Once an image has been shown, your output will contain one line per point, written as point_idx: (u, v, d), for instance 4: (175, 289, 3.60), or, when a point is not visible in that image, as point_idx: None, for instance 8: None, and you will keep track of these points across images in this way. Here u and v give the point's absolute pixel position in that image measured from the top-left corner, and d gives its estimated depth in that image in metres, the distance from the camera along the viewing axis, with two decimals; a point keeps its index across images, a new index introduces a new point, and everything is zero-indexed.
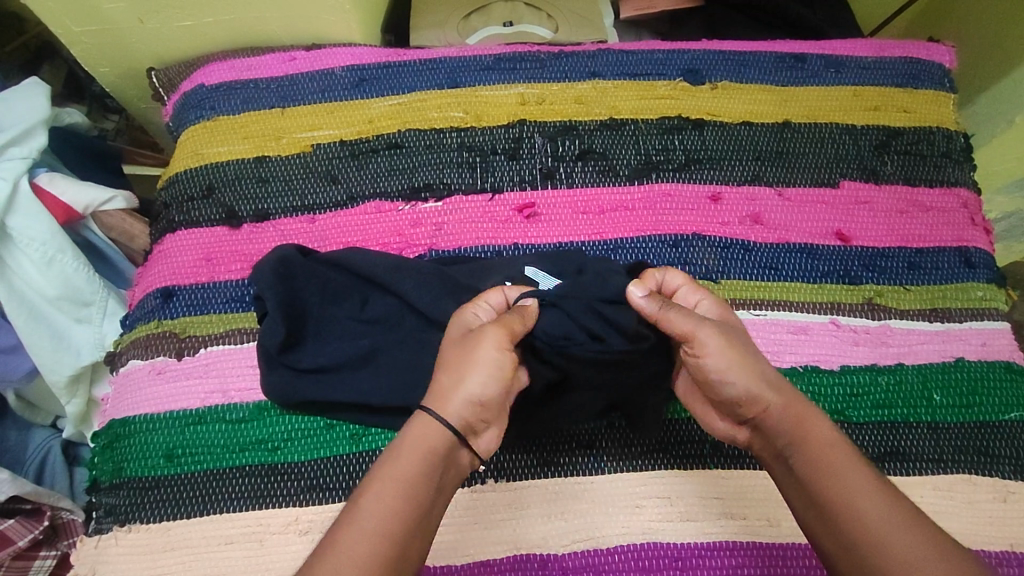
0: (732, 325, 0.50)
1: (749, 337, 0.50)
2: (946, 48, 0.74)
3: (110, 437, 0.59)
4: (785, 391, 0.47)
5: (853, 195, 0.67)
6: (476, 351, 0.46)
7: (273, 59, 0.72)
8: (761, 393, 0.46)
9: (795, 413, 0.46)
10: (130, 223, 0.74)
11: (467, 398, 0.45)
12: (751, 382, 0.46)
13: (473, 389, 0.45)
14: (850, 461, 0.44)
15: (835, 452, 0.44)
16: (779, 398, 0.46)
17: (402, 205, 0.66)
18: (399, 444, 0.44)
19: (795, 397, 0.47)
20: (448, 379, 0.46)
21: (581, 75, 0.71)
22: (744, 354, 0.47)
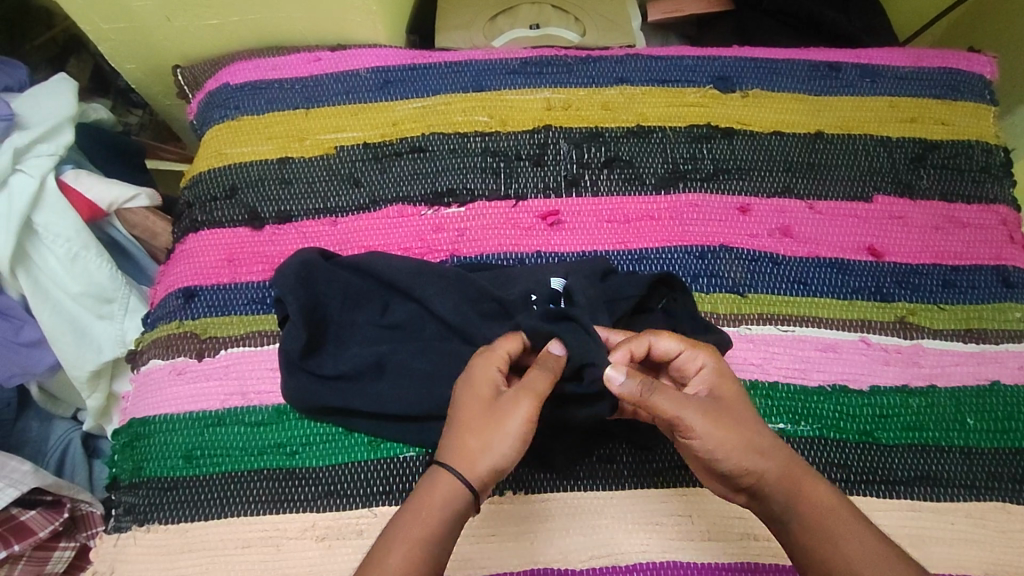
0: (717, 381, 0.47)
1: (734, 394, 0.47)
2: (987, 59, 0.72)
3: (131, 435, 0.59)
4: (775, 456, 0.45)
5: (887, 210, 0.65)
6: (505, 417, 0.44)
7: (298, 59, 0.72)
8: (749, 466, 0.44)
9: (790, 480, 0.44)
10: (152, 221, 0.73)
11: (493, 464, 0.43)
12: (739, 455, 0.44)
13: (500, 455, 0.44)
14: (852, 525, 0.43)
15: (837, 520, 0.43)
16: (772, 466, 0.44)
17: (425, 209, 0.65)
18: (425, 492, 0.43)
19: (783, 460, 0.45)
20: (476, 443, 0.44)
21: (609, 81, 0.70)
22: (732, 425, 0.45)
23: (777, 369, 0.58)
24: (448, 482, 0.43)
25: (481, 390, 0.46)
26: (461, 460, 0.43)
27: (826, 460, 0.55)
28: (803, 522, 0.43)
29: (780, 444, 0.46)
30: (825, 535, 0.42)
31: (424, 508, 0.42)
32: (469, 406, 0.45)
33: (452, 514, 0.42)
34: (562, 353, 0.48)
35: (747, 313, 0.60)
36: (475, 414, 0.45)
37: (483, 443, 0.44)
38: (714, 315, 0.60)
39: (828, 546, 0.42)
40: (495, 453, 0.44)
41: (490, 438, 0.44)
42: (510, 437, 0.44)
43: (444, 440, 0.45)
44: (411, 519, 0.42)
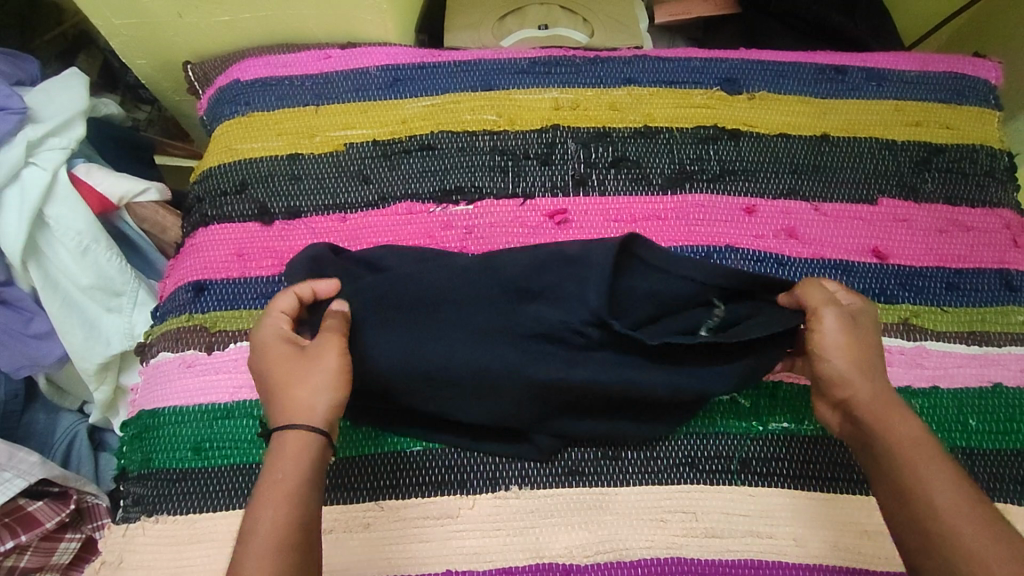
0: (864, 322, 0.51)
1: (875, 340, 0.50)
2: (992, 64, 0.73)
3: (139, 427, 0.59)
4: (881, 393, 0.48)
5: (891, 212, 0.65)
6: (318, 361, 0.49)
7: (308, 56, 0.72)
8: (857, 390, 0.48)
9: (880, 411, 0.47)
10: (162, 215, 0.74)
11: (328, 405, 0.48)
12: (855, 381, 0.48)
13: (330, 396, 0.48)
14: (939, 462, 0.44)
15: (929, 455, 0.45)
16: (876, 397, 0.47)
17: (433, 207, 0.66)
18: (276, 457, 0.45)
19: (889, 397, 0.48)
20: (303, 393, 0.47)
21: (616, 82, 0.71)
22: (866, 360, 0.49)
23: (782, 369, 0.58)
24: (293, 440, 0.46)
25: (281, 350, 0.49)
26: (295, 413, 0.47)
27: (829, 458, 0.56)
28: (895, 447, 0.46)
29: (892, 389, 0.49)
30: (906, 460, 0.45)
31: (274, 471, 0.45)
32: (278, 370, 0.49)
33: (303, 468, 0.45)
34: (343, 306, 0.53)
35: None
36: (291, 372, 0.48)
37: (309, 391, 0.48)
38: None
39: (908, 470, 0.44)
40: (317, 401, 0.47)
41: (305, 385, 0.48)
42: (329, 372, 0.48)
43: (271, 409, 0.48)
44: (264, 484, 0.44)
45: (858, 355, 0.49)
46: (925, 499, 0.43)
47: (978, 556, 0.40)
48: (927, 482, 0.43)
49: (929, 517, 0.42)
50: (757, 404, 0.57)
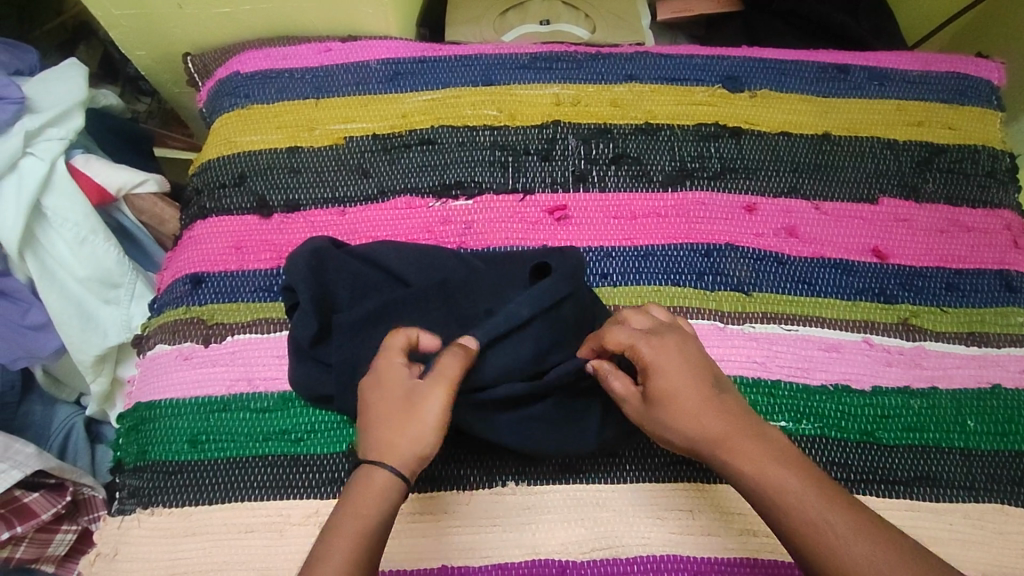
0: (665, 365, 0.47)
1: (688, 369, 0.47)
2: (995, 64, 0.72)
3: (136, 419, 0.59)
4: (719, 425, 0.45)
5: (892, 212, 0.65)
6: (421, 408, 0.45)
7: (309, 49, 0.72)
8: (691, 435, 0.46)
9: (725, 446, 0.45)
10: (160, 208, 0.73)
11: (418, 452, 0.44)
12: (678, 430, 0.46)
13: (424, 444, 0.44)
14: (792, 475, 0.43)
15: (779, 471, 0.44)
16: (718, 433, 0.45)
17: (433, 201, 0.65)
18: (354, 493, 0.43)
19: (734, 424, 0.46)
20: (399, 435, 0.44)
21: (617, 78, 0.70)
22: (672, 410, 0.46)
23: (780, 368, 0.58)
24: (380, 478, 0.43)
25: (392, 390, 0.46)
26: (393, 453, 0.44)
27: (827, 458, 0.56)
28: (748, 482, 0.44)
29: (731, 410, 0.47)
30: (767, 490, 0.43)
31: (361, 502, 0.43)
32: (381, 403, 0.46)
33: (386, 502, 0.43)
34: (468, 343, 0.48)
35: (751, 312, 0.61)
36: (393, 413, 0.45)
37: (406, 435, 0.45)
38: (719, 313, 0.61)
39: (770, 500, 0.43)
40: (423, 440, 0.44)
41: (410, 431, 0.44)
42: (427, 423, 0.44)
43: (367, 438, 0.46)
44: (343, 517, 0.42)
45: (674, 404, 0.46)
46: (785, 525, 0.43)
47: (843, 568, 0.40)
48: (789, 499, 0.42)
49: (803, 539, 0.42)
50: (755, 402, 0.57)
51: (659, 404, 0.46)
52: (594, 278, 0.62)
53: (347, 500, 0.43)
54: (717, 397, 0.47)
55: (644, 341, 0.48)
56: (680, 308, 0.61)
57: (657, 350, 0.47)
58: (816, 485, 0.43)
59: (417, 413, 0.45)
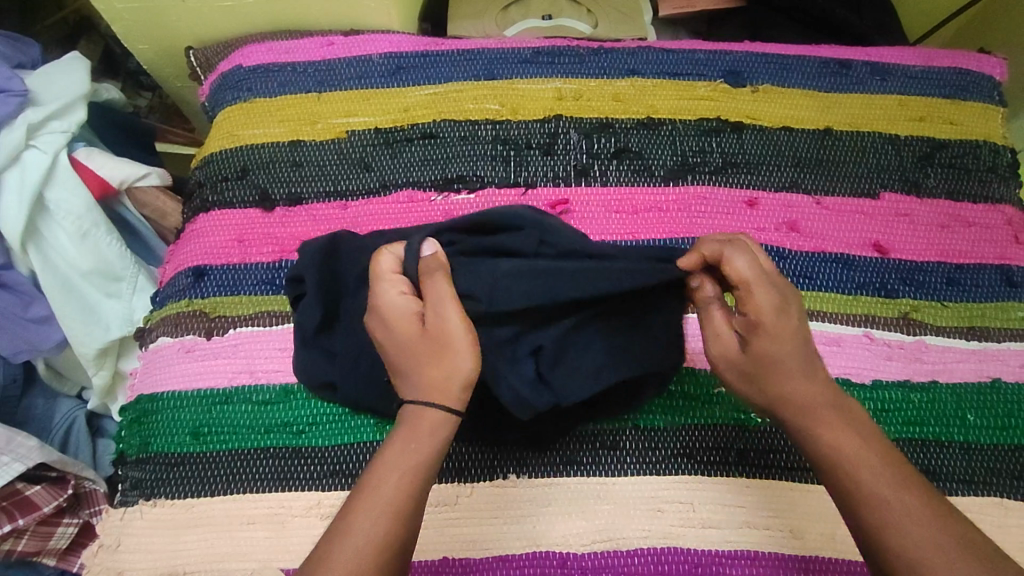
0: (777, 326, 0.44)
1: (795, 329, 0.44)
2: (996, 60, 0.72)
3: (138, 412, 0.59)
4: (804, 392, 0.44)
5: (893, 207, 0.65)
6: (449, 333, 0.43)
7: (311, 43, 0.72)
8: (773, 395, 0.44)
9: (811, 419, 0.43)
10: (163, 201, 0.74)
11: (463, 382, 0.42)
12: (761, 387, 0.45)
13: (465, 370, 0.42)
14: (870, 456, 0.42)
15: (853, 445, 0.42)
16: (801, 399, 0.44)
17: (435, 195, 0.65)
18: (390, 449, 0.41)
19: (821, 393, 0.44)
20: (439, 372, 0.42)
21: (620, 73, 0.71)
22: (757, 367, 0.45)
23: None
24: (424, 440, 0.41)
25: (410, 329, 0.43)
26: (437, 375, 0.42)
27: None
28: (815, 449, 0.43)
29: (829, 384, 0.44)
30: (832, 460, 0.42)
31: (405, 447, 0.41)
32: (405, 347, 0.43)
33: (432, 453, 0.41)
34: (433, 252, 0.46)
35: None
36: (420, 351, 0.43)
37: (445, 370, 0.42)
38: None
39: (833, 469, 0.42)
40: (460, 368, 0.42)
41: (449, 358, 0.42)
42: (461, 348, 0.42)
43: (405, 382, 0.43)
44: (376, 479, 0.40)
45: (768, 362, 0.44)
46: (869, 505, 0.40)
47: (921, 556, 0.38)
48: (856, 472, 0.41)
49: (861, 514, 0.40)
50: None
51: (749, 358, 0.45)
52: None
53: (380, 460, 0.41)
54: (816, 365, 0.45)
55: (762, 288, 0.44)
56: None
57: (772, 300, 0.44)
58: (896, 468, 0.41)
59: (446, 339, 0.43)
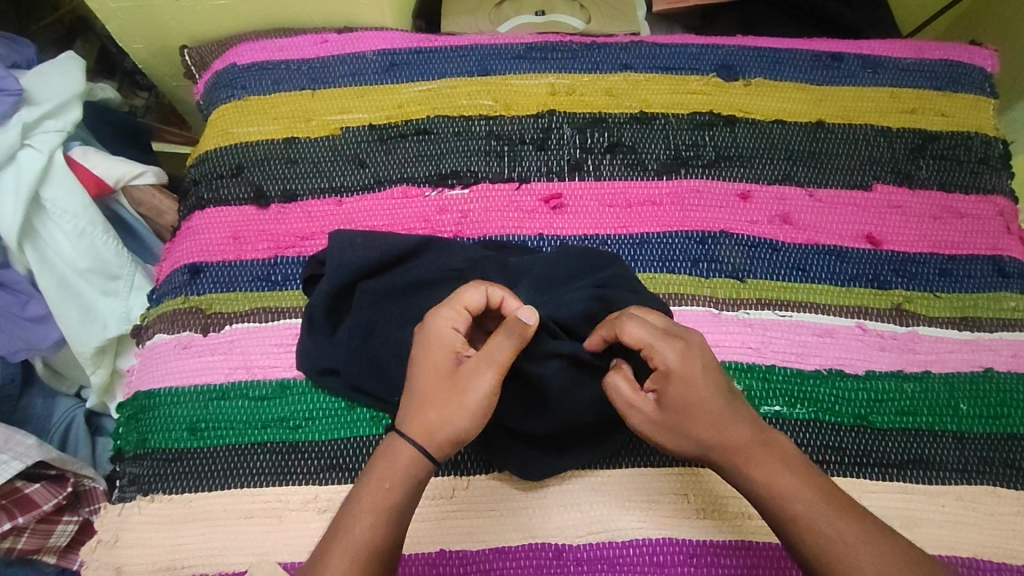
0: (687, 374, 0.46)
1: (709, 378, 0.46)
2: (988, 52, 0.73)
3: (135, 408, 0.59)
4: (732, 434, 0.45)
5: (885, 199, 0.65)
6: (467, 390, 0.47)
7: (305, 41, 0.72)
8: (705, 443, 0.46)
9: (737, 457, 0.45)
10: (158, 199, 0.74)
11: (451, 438, 0.47)
12: (689, 440, 0.46)
13: (458, 429, 0.47)
14: (799, 486, 0.44)
15: (786, 480, 0.45)
16: (726, 443, 0.45)
17: (429, 191, 0.66)
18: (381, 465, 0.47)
19: (746, 435, 0.46)
20: (436, 416, 0.47)
21: (612, 68, 0.71)
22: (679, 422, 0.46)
23: (774, 353, 0.59)
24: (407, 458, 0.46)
25: (441, 362, 0.48)
26: (419, 426, 0.47)
27: (820, 442, 0.56)
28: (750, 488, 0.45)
29: (749, 421, 0.46)
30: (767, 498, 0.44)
31: (378, 482, 0.46)
32: (431, 376, 0.48)
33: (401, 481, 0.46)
34: (530, 322, 0.46)
35: (745, 298, 0.61)
36: (439, 388, 0.47)
37: (444, 416, 0.47)
38: (713, 300, 0.61)
39: (770, 508, 0.44)
40: (456, 422, 0.47)
41: (453, 412, 0.47)
42: (470, 408, 0.47)
43: (405, 405, 0.48)
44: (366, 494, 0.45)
45: (692, 415, 0.45)
46: (808, 536, 0.43)
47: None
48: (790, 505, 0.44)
49: (801, 543, 0.43)
50: (749, 386, 0.58)
51: (669, 410, 0.46)
52: None
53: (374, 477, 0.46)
54: (734, 405, 0.46)
55: (665, 343, 0.46)
56: (675, 294, 0.61)
57: (679, 352, 0.46)
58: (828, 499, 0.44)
59: (464, 392, 0.47)
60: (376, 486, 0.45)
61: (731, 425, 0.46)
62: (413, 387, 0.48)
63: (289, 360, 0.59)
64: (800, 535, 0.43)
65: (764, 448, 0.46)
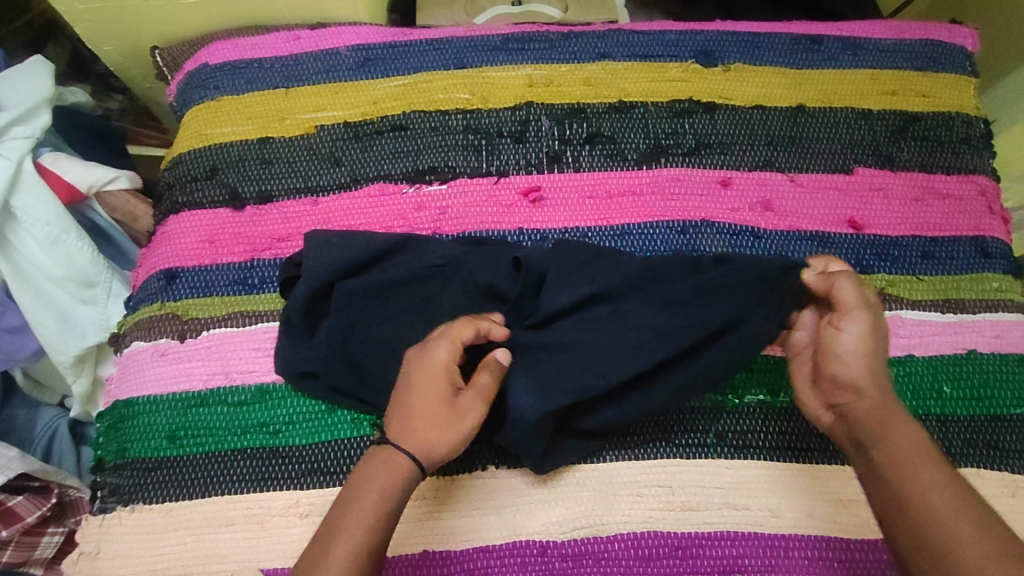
0: (879, 325, 0.50)
1: (880, 343, 0.50)
2: (968, 30, 0.72)
3: (115, 417, 0.59)
4: (880, 400, 0.49)
5: (867, 182, 0.65)
6: (463, 419, 0.48)
7: (277, 38, 0.71)
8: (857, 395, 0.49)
9: (878, 417, 0.48)
10: (132, 204, 0.72)
11: (442, 457, 0.48)
12: (853, 389, 0.49)
13: (449, 451, 0.48)
14: (930, 462, 0.45)
15: (922, 451, 0.46)
16: (874, 406, 0.49)
17: (406, 187, 0.65)
18: (375, 473, 0.46)
19: (883, 404, 0.49)
20: (433, 435, 0.47)
21: (590, 56, 0.70)
22: (876, 357, 0.50)
23: None
24: (403, 468, 0.47)
25: (439, 387, 0.49)
26: (413, 443, 0.47)
27: (804, 430, 0.56)
28: (881, 454, 0.47)
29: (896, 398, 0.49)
30: (894, 462, 0.46)
31: (377, 491, 0.46)
32: (427, 398, 0.48)
33: (400, 491, 0.46)
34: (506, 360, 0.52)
35: None
36: (435, 410, 0.48)
37: (438, 435, 0.48)
38: None
39: (890, 476, 0.46)
40: (449, 443, 0.48)
41: (447, 433, 0.48)
42: (462, 435, 0.48)
43: (395, 419, 0.48)
44: (363, 499, 0.45)
45: (846, 366, 0.49)
46: (917, 501, 0.44)
47: (956, 549, 0.41)
48: (913, 476, 0.45)
49: (905, 514, 0.44)
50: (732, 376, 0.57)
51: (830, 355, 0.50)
52: None
53: (371, 482, 0.46)
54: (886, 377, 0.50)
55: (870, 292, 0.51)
56: None
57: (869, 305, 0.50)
58: (952, 485, 0.44)
59: (459, 418, 0.48)
60: (375, 494, 0.45)
61: (883, 390, 0.49)
62: (405, 404, 0.48)
63: (267, 364, 0.58)
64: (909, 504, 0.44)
65: (903, 423, 0.48)
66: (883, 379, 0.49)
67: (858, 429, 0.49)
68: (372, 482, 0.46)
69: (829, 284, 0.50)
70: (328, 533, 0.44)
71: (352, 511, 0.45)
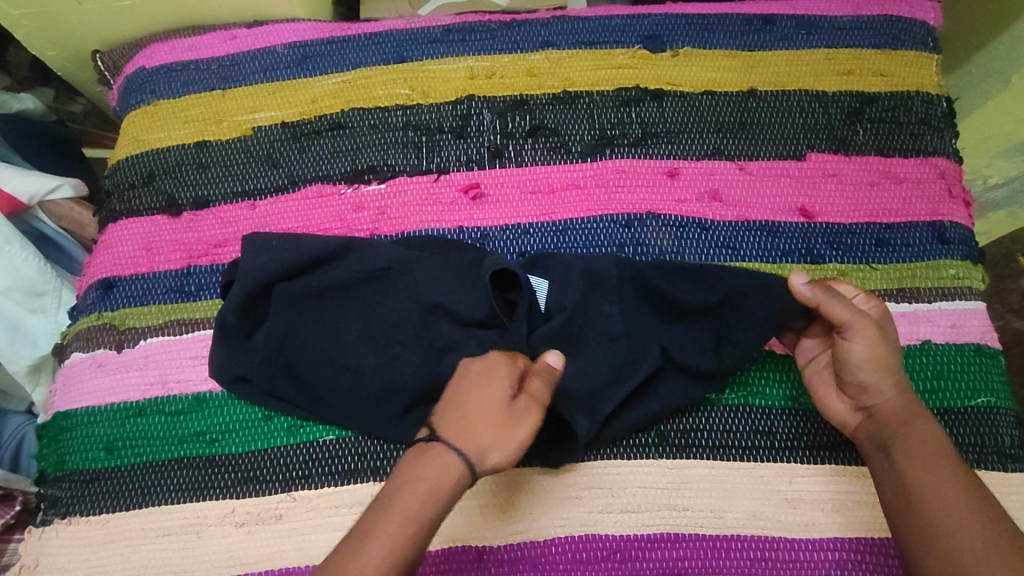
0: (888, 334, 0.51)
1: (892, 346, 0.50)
2: (931, 4, 0.68)
3: (54, 430, 0.58)
4: (899, 401, 0.50)
5: (820, 167, 0.63)
6: (517, 428, 0.46)
7: (214, 38, 0.70)
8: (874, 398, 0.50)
9: (899, 418, 0.49)
10: (79, 212, 0.73)
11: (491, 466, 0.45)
12: (874, 392, 0.50)
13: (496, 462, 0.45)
14: (951, 468, 0.46)
15: (943, 454, 0.47)
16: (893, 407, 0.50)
17: (345, 188, 0.64)
18: (424, 479, 0.43)
19: (906, 404, 0.50)
20: (487, 440, 0.45)
21: (533, 46, 0.67)
22: (891, 361, 0.50)
23: None
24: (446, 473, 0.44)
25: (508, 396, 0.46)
26: (471, 446, 0.44)
27: (749, 428, 0.55)
28: (899, 454, 0.48)
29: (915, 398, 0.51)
30: (909, 464, 0.47)
31: (422, 500, 0.43)
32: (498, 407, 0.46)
33: (448, 495, 0.43)
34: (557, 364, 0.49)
35: None
36: (504, 419, 0.46)
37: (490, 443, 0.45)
38: None
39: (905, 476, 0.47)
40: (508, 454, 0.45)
41: (495, 443, 0.45)
42: (511, 442, 0.45)
43: (446, 425, 0.46)
44: (404, 503, 0.43)
45: (863, 370, 0.50)
46: (925, 504, 0.45)
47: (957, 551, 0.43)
48: (929, 479, 0.46)
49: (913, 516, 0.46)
50: None
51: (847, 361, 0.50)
52: (512, 257, 0.61)
53: (418, 486, 0.43)
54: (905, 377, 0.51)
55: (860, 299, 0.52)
56: None
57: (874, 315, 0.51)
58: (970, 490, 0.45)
59: (513, 426, 0.46)
60: (416, 500, 0.43)
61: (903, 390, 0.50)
62: (464, 413, 0.46)
63: (203, 372, 0.58)
64: (920, 506, 0.46)
65: (925, 425, 0.49)
66: (903, 382, 0.50)
67: (877, 428, 0.50)
68: (416, 487, 0.43)
69: (817, 297, 0.50)
70: (358, 536, 0.42)
71: (387, 518, 0.42)
